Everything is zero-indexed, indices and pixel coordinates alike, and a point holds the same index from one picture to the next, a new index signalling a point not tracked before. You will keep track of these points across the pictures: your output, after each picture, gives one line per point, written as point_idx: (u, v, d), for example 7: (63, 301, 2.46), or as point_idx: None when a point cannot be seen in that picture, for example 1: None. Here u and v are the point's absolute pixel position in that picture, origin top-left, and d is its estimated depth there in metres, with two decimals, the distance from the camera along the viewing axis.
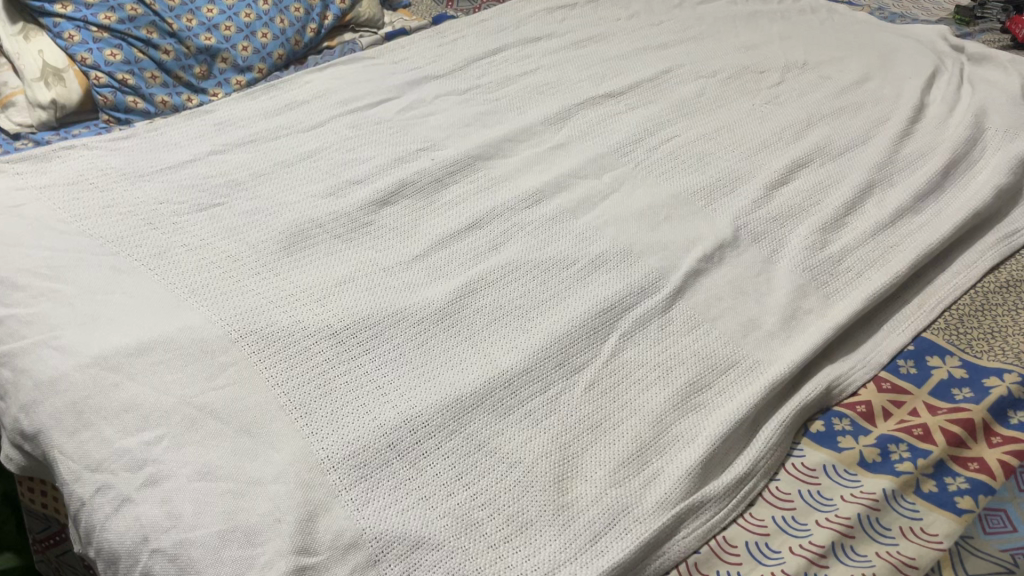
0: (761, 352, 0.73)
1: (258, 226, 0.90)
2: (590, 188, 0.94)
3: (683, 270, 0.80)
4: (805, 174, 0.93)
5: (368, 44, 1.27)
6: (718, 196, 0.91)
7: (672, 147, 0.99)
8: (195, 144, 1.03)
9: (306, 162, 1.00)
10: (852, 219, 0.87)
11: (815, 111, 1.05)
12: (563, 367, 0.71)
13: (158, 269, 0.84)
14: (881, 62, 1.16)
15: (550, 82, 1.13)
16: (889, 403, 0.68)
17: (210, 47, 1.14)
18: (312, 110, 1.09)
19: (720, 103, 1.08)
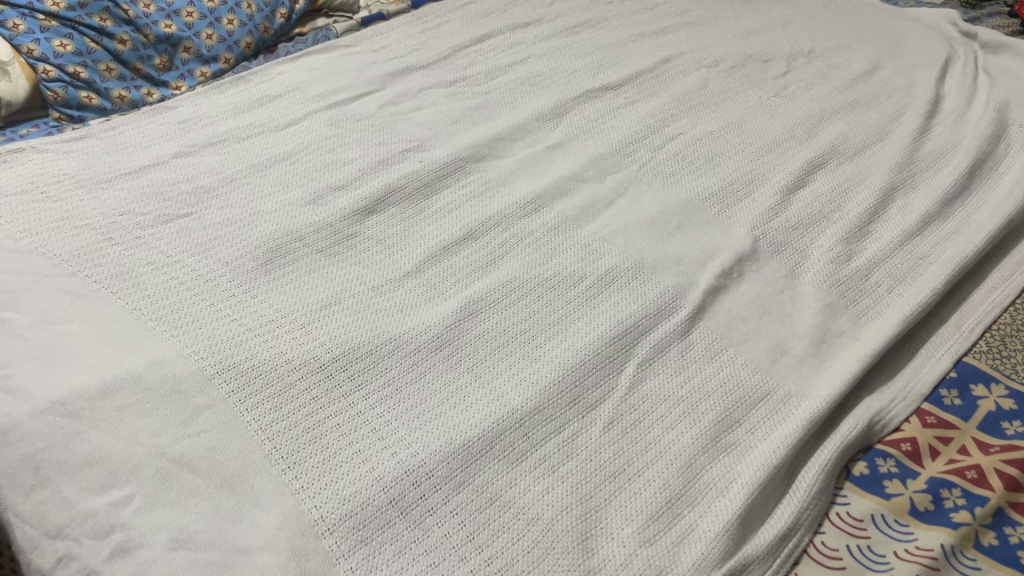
0: (792, 381, 0.67)
1: (231, 241, 0.82)
2: (593, 193, 0.87)
3: (702, 288, 0.74)
4: (823, 176, 0.87)
5: (344, 30, 1.17)
6: (733, 201, 0.84)
7: (678, 145, 0.92)
8: (158, 146, 0.94)
9: (282, 166, 0.92)
10: (878, 226, 0.81)
11: (827, 104, 0.98)
12: (578, 403, 0.65)
13: (121, 291, 0.76)
14: (890, 49, 1.10)
15: (543, 73, 1.05)
16: (936, 440, 0.62)
17: (171, 35, 1.04)
18: (286, 106, 1.00)
19: (725, 95, 1.01)
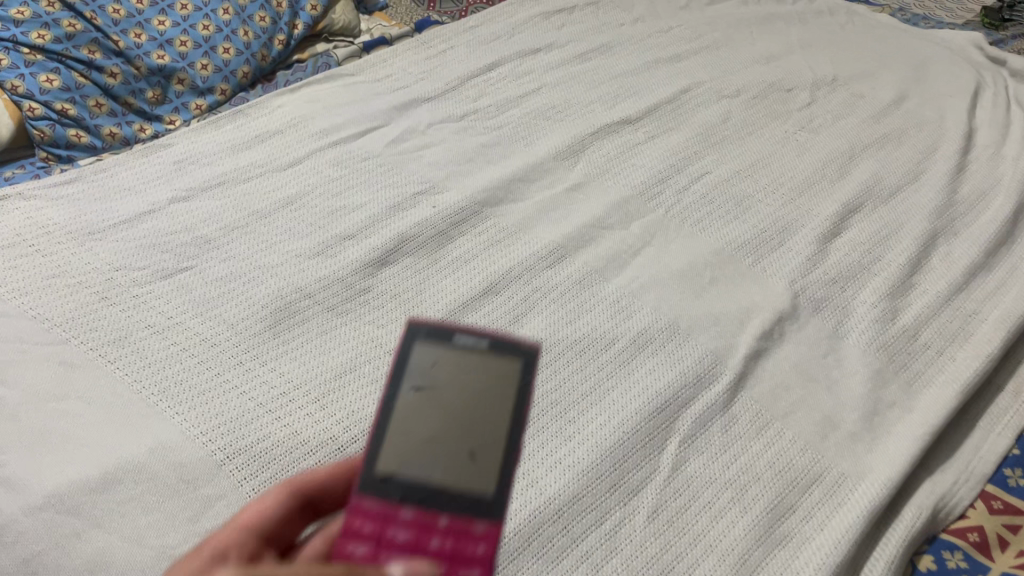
0: (846, 460, 0.63)
1: (235, 299, 0.77)
2: (618, 242, 0.82)
3: (743, 354, 0.70)
4: (860, 221, 0.83)
5: (345, 57, 1.12)
6: (767, 250, 0.80)
7: (704, 187, 0.88)
8: (153, 190, 0.88)
9: (286, 212, 0.86)
10: (921, 277, 0.77)
11: (857, 139, 0.94)
12: (618, 489, 0.60)
13: (119, 361, 0.70)
14: (917, 73, 1.05)
15: (557, 105, 1.00)
16: (1003, 528, 0.60)
17: (164, 67, 0.98)
18: (287, 144, 0.95)
19: (749, 129, 0.97)
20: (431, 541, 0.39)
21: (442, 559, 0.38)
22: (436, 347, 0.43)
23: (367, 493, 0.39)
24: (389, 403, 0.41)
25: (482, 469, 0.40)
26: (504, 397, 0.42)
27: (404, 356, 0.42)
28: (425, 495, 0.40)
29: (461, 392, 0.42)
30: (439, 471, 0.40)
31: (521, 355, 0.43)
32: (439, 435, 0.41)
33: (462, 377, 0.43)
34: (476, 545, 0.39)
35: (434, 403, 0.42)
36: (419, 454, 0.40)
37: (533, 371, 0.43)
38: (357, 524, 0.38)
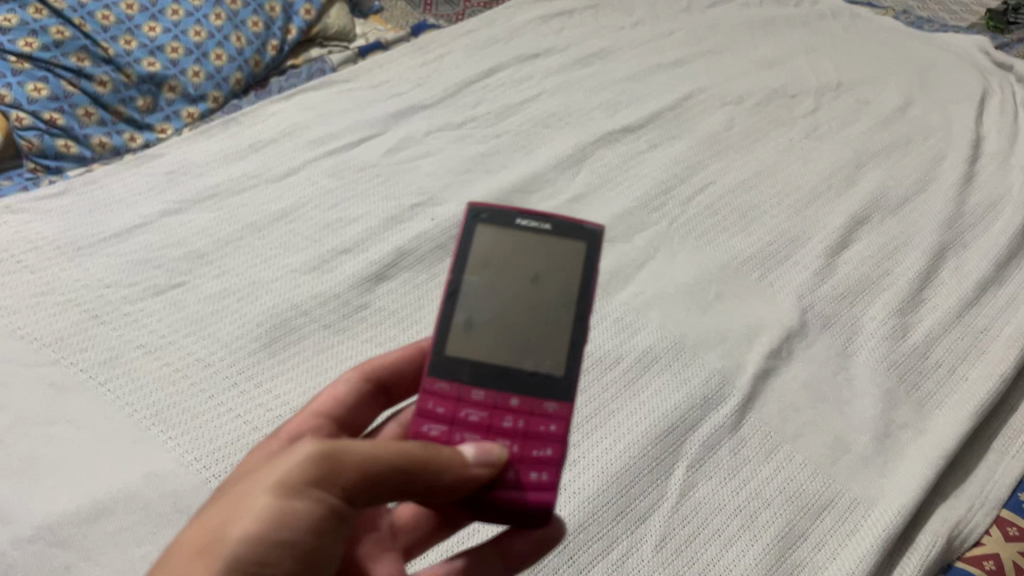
0: (857, 485, 0.61)
1: (230, 317, 0.75)
2: (621, 255, 0.80)
3: (750, 374, 0.68)
4: (868, 234, 0.81)
5: (340, 62, 1.10)
6: (773, 263, 0.78)
7: (708, 198, 0.86)
8: (145, 203, 0.86)
9: (282, 225, 0.84)
10: (930, 292, 0.76)
11: (863, 147, 0.92)
12: (625, 516, 0.59)
13: (110, 383, 0.68)
14: (923, 78, 1.04)
15: (556, 112, 0.98)
16: (1020, 556, 0.59)
17: (155, 74, 0.96)
18: (282, 153, 0.93)
19: (753, 137, 0.95)
20: (505, 420, 0.48)
21: (515, 435, 0.47)
22: (497, 230, 0.52)
23: (440, 376, 0.48)
24: (455, 284, 0.50)
25: (543, 340, 0.50)
26: (564, 273, 0.52)
27: (467, 239, 0.51)
28: (495, 371, 0.49)
29: (523, 268, 0.52)
30: (504, 340, 0.50)
31: (583, 236, 0.53)
32: (501, 307, 0.50)
33: (526, 255, 0.52)
34: (548, 425, 0.48)
35: (496, 279, 0.51)
36: (484, 329, 0.50)
37: (597, 250, 0.52)
38: (441, 404, 0.48)
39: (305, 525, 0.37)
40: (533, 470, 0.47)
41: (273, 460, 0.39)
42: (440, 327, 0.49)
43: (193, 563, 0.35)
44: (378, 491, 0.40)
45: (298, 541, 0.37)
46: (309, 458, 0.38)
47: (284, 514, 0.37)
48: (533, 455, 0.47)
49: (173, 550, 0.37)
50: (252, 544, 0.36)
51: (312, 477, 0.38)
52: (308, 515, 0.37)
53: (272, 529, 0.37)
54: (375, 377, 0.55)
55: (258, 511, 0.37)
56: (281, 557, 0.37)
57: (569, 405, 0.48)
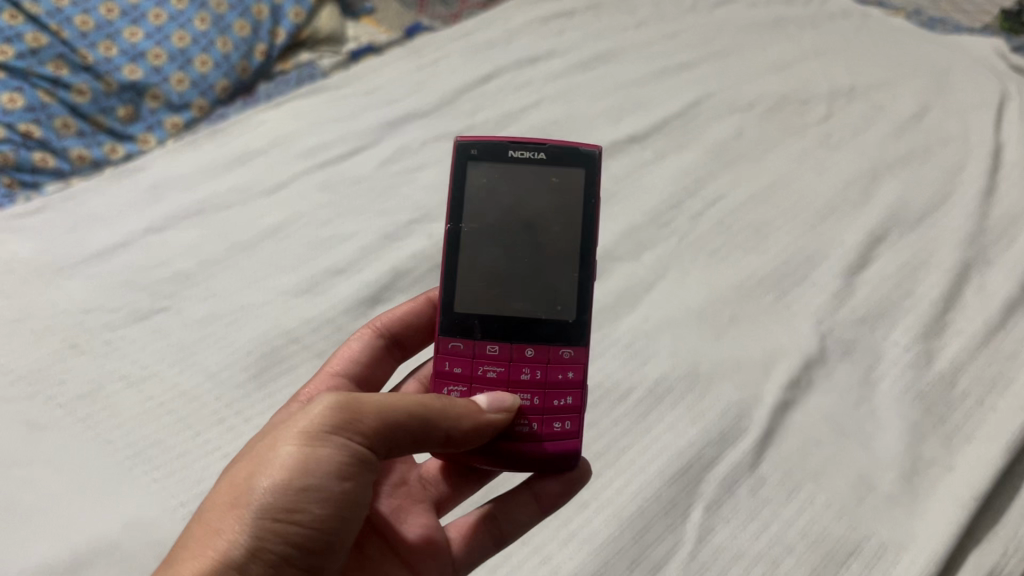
0: (885, 528, 0.57)
1: (217, 345, 0.71)
2: (629, 276, 0.76)
3: (768, 407, 0.64)
4: (886, 252, 0.78)
5: (331, 67, 1.05)
6: (788, 284, 0.74)
7: (720, 213, 0.82)
8: (127, 219, 0.82)
9: (271, 242, 0.80)
10: (955, 315, 0.72)
11: (878, 157, 0.89)
12: (639, 565, 0.56)
13: (90, 419, 0.64)
14: (938, 83, 1.00)
15: (558, 120, 0.94)
16: None
17: (136, 82, 0.92)
18: (271, 165, 0.88)
19: (764, 146, 0.91)
20: (524, 373, 0.56)
21: (535, 387, 0.56)
22: (491, 167, 0.59)
23: (454, 338, 0.57)
24: (455, 233, 0.58)
25: (545, 281, 0.58)
26: (561, 202, 0.59)
27: (462, 180, 0.59)
28: (505, 322, 0.58)
29: (519, 205, 0.59)
30: (509, 283, 0.58)
31: (579, 162, 0.59)
32: (502, 246, 0.58)
33: (526, 185, 0.59)
34: (564, 373, 0.56)
35: (494, 225, 0.58)
36: (488, 278, 0.58)
37: (593, 173, 0.59)
38: (461, 363, 0.57)
39: (324, 473, 0.46)
40: (556, 419, 0.56)
41: (292, 419, 0.48)
42: (447, 283, 0.58)
43: (229, 513, 0.45)
44: (391, 437, 0.49)
45: (321, 487, 0.46)
46: (322, 416, 0.47)
47: (304, 464, 0.46)
48: (554, 405, 0.56)
49: (213, 502, 0.47)
50: (280, 492, 0.45)
51: (326, 430, 0.47)
52: (326, 464, 0.46)
53: (296, 479, 0.46)
54: (388, 332, 0.66)
55: (282, 463, 0.46)
56: (308, 503, 0.46)
57: (582, 355, 0.57)
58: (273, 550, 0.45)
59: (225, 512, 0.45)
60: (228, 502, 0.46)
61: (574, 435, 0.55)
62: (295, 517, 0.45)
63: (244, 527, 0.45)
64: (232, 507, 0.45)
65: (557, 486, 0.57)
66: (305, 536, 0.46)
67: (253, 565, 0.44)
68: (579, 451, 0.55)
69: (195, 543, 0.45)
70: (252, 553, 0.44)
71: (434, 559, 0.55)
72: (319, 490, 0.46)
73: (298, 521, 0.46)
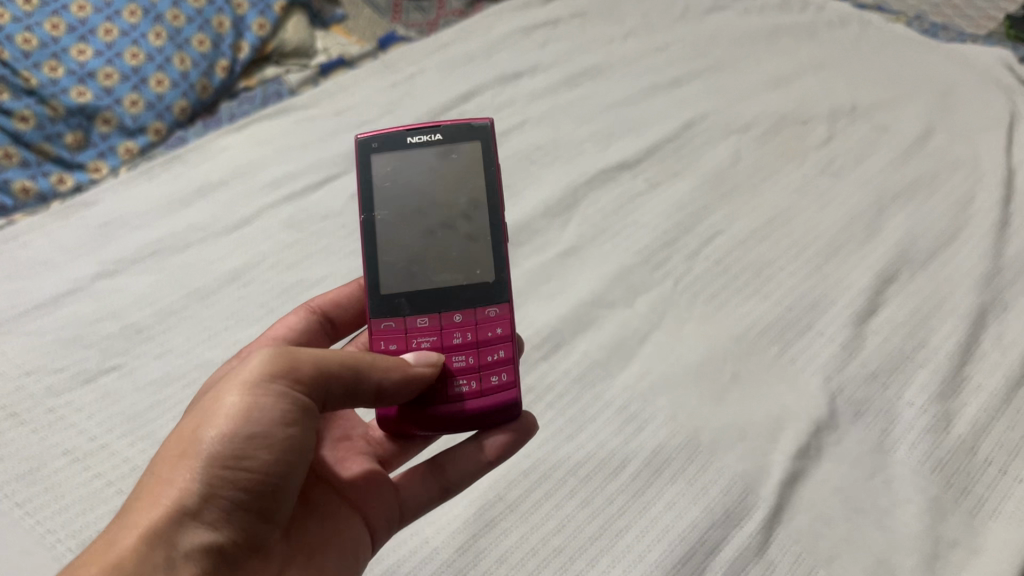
0: None
1: (174, 411, 0.64)
2: (622, 324, 0.71)
3: (776, 480, 0.59)
4: (897, 295, 0.72)
5: (300, 83, 0.98)
6: (793, 334, 0.69)
7: (718, 251, 0.76)
8: (75, 263, 0.75)
9: (234, 289, 0.74)
10: (973, 367, 0.66)
11: (882, 187, 0.84)
12: None
13: (29, 503, 0.58)
14: (943, 102, 0.95)
15: (543, 145, 0.89)
16: None
17: (85, 106, 0.85)
18: (235, 199, 0.82)
19: (762, 173, 0.86)
20: (456, 337, 0.56)
21: (470, 348, 0.56)
22: (393, 152, 0.60)
23: (384, 317, 0.56)
24: (369, 221, 0.58)
25: (464, 251, 0.58)
26: (468, 176, 0.59)
27: (367, 170, 0.59)
28: (431, 294, 0.57)
29: (429, 184, 0.59)
30: (429, 258, 0.58)
31: (475, 137, 0.60)
32: (418, 225, 0.58)
33: (431, 167, 0.60)
34: (494, 329, 0.57)
35: (407, 205, 0.58)
36: (407, 257, 0.58)
37: (490, 143, 0.60)
38: (393, 339, 0.56)
39: (268, 419, 0.45)
40: (493, 374, 0.56)
41: (234, 373, 0.47)
42: (369, 268, 0.57)
43: (178, 465, 0.44)
44: (330, 386, 0.48)
45: (268, 433, 0.45)
46: (261, 365, 0.46)
47: (248, 411, 0.45)
48: (489, 360, 0.56)
49: (162, 457, 0.45)
50: (226, 441, 0.44)
51: (268, 377, 0.46)
52: (269, 411, 0.45)
53: (241, 427, 0.45)
54: (321, 311, 0.63)
55: (224, 413, 0.45)
56: (256, 450, 0.45)
57: (508, 309, 0.58)
58: (225, 496, 0.44)
59: (173, 464, 0.44)
60: (176, 454, 0.44)
61: (512, 386, 0.56)
62: (243, 463, 0.44)
63: (193, 473, 0.44)
64: (180, 459, 0.44)
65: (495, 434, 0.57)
66: (254, 483, 0.45)
67: (208, 512, 0.44)
68: (520, 398, 0.56)
69: (144, 497, 0.43)
70: (201, 497, 0.43)
71: (382, 501, 0.56)
72: (265, 437, 0.45)
73: (247, 468, 0.45)
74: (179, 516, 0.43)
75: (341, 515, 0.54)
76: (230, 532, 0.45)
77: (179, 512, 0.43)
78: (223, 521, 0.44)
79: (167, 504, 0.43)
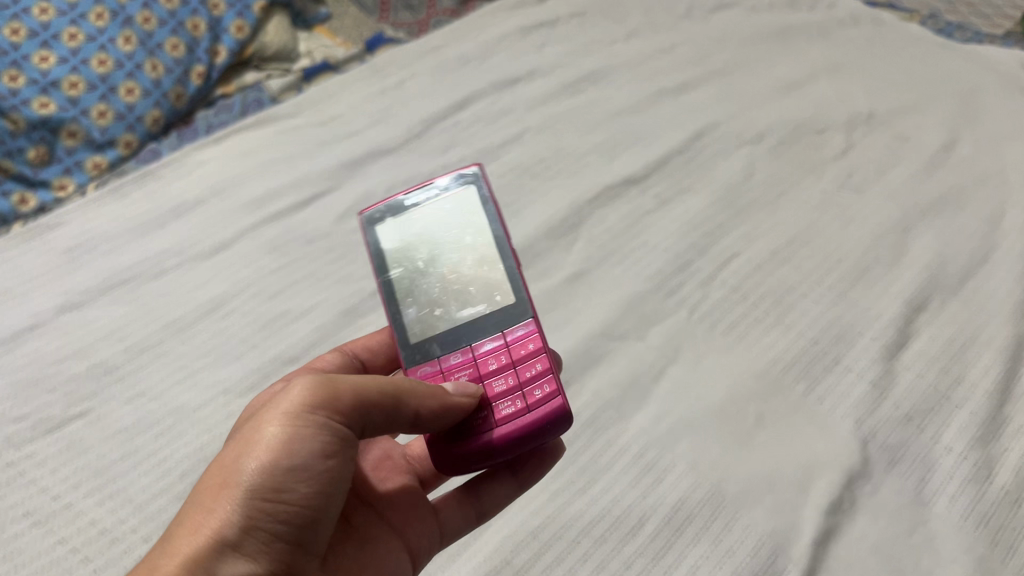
0: None
1: (145, 463, 0.59)
2: (635, 360, 0.65)
3: (808, 539, 0.54)
4: (927, 326, 0.67)
5: (281, 90, 0.92)
6: (820, 371, 0.64)
7: (735, 277, 0.71)
8: (38, 294, 0.69)
9: (212, 321, 0.68)
10: (1015, 406, 0.61)
11: (907, 204, 0.79)
12: None
13: None
14: (965, 108, 0.90)
15: (544, 157, 0.83)
16: None
17: (48, 118, 0.78)
18: (212, 219, 0.76)
19: (778, 188, 0.80)
20: (491, 363, 0.52)
21: (507, 370, 0.51)
22: (396, 216, 0.59)
23: (419, 364, 0.53)
24: (386, 284, 0.56)
25: (482, 285, 0.55)
26: (469, 219, 0.57)
27: (374, 242, 0.58)
28: (460, 333, 0.54)
29: (436, 237, 0.58)
30: (450, 301, 0.55)
31: (467, 181, 0.59)
32: (433, 275, 0.56)
33: (434, 221, 0.58)
34: (526, 346, 0.52)
35: (419, 261, 0.57)
36: (428, 305, 0.55)
37: (483, 182, 0.58)
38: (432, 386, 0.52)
39: (308, 453, 0.44)
40: (535, 388, 0.50)
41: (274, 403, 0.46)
42: (394, 327, 0.55)
43: (218, 495, 0.43)
44: (371, 414, 0.46)
45: (308, 465, 0.44)
46: (302, 394, 0.45)
47: (289, 442, 0.43)
48: (528, 377, 0.51)
49: (203, 485, 0.44)
50: (267, 471, 0.43)
51: (309, 406, 0.44)
52: (309, 444, 0.44)
53: (282, 458, 0.43)
54: (355, 352, 0.60)
55: (265, 443, 0.44)
56: (294, 483, 0.43)
57: (535, 324, 0.53)
58: (265, 528, 0.43)
59: (214, 493, 0.43)
60: (217, 484, 0.43)
61: (558, 394, 0.49)
62: (283, 496, 0.43)
63: (234, 504, 0.42)
64: (221, 489, 0.43)
65: (524, 464, 0.56)
66: (295, 515, 0.44)
67: (247, 544, 0.42)
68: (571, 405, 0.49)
69: (185, 526, 0.42)
70: (242, 529, 0.42)
71: (420, 526, 0.55)
72: (304, 470, 0.44)
73: (287, 502, 0.43)
74: (219, 547, 0.41)
75: (377, 536, 0.53)
76: (270, 566, 0.43)
77: (220, 541, 0.41)
78: (263, 556, 0.43)
79: (208, 534, 0.41)
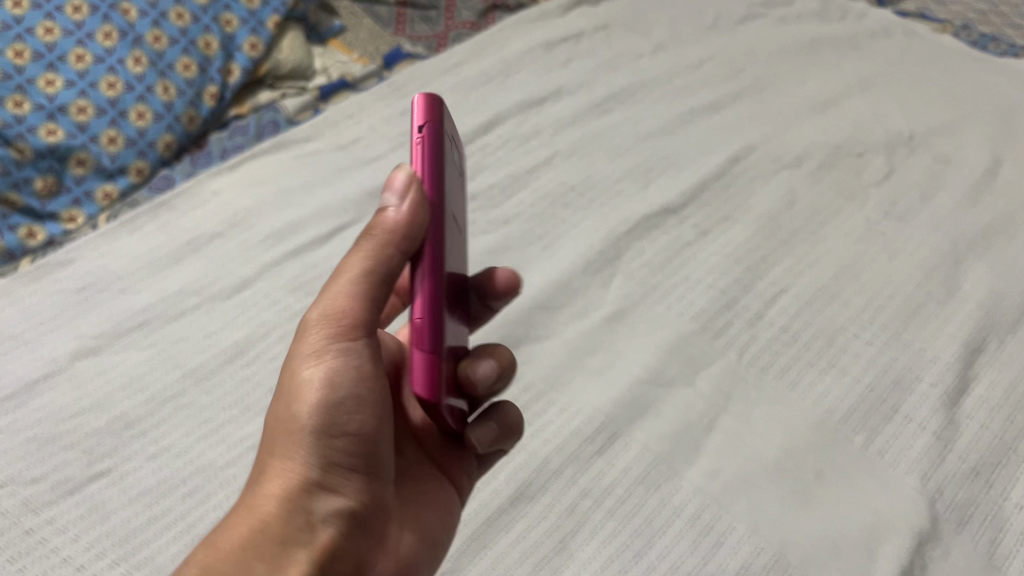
0: None
1: (174, 529, 0.55)
2: (684, 408, 0.62)
3: None
4: (986, 370, 0.65)
5: (298, 110, 0.88)
6: (879, 420, 0.61)
7: (783, 316, 0.68)
8: (50, 338, 0.65)
9: (236, 369, 0.65)
10: None
11: (956, 232, 0.75)
12: None
13: None
14: (1007, 128, 0.86)
15: (576, 184, 0.79)
16: None
17: (56, 146, 0.74)
18: (231, 254, 0.72)
19: (820, 216, 0.77)
20: None
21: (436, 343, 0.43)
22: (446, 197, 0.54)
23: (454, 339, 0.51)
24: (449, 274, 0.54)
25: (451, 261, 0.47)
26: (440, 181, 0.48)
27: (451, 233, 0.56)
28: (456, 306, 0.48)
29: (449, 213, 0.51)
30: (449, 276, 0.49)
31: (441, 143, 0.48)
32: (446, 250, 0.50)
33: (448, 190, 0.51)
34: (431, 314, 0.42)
35: None
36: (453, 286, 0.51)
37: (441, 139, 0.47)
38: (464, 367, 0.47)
39: (351, 379, 0.42)
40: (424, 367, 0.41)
41: (299, 334, 0.44)
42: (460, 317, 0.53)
43: (288, 446, 0.42)
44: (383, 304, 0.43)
45: (358, 392, 0.42)
46: (320, 322, 0.42)
47: (332, 374, 0.42)
48: None
49: (269, 440, 0.44)
50: (325, 411, 0.42)
51: (331, 334, 0.42)
52: (345, 368, 0.42)
53: (327, 395, 0.42)
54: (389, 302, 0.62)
55: (306, 385, 0.42)
56: (348, 415, 0.42)
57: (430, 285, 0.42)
58: (343, 461, 0.42)
59: (282, 444, 0.42)
60: (281, 435, 0.43)
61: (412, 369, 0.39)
62: (347, 429, 0.42)
63: (303, 451, 0.42)
64: (287, 439, 0.42)
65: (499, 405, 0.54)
66: (366, 440, 0.43)
67: (334, 478, 0.42)
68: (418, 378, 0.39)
69: (267, 480, 0.42)
70: (323, 479, 0.42)
71: (462, 462, 0.55)
72: (352, 397, 0.42)
73: (350, 434, 0.42)
74: (307, 494, 0.42)
75: (427, 474, 0.53)
76: (359, 489, 0.43)
77: (304, 489, 0.42)
78: (352, 490, 0.43)
79: (294, 484, 0.42)
